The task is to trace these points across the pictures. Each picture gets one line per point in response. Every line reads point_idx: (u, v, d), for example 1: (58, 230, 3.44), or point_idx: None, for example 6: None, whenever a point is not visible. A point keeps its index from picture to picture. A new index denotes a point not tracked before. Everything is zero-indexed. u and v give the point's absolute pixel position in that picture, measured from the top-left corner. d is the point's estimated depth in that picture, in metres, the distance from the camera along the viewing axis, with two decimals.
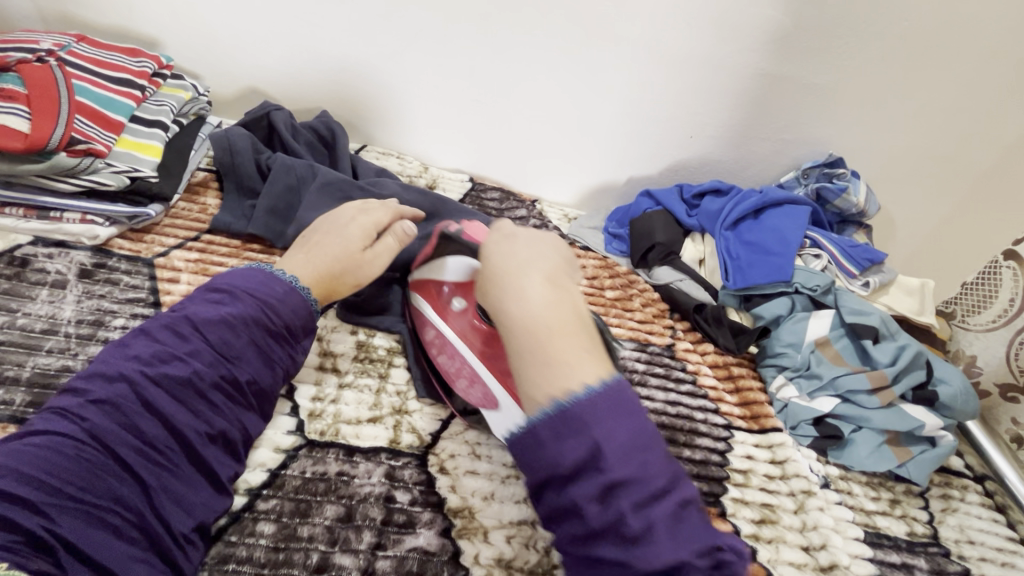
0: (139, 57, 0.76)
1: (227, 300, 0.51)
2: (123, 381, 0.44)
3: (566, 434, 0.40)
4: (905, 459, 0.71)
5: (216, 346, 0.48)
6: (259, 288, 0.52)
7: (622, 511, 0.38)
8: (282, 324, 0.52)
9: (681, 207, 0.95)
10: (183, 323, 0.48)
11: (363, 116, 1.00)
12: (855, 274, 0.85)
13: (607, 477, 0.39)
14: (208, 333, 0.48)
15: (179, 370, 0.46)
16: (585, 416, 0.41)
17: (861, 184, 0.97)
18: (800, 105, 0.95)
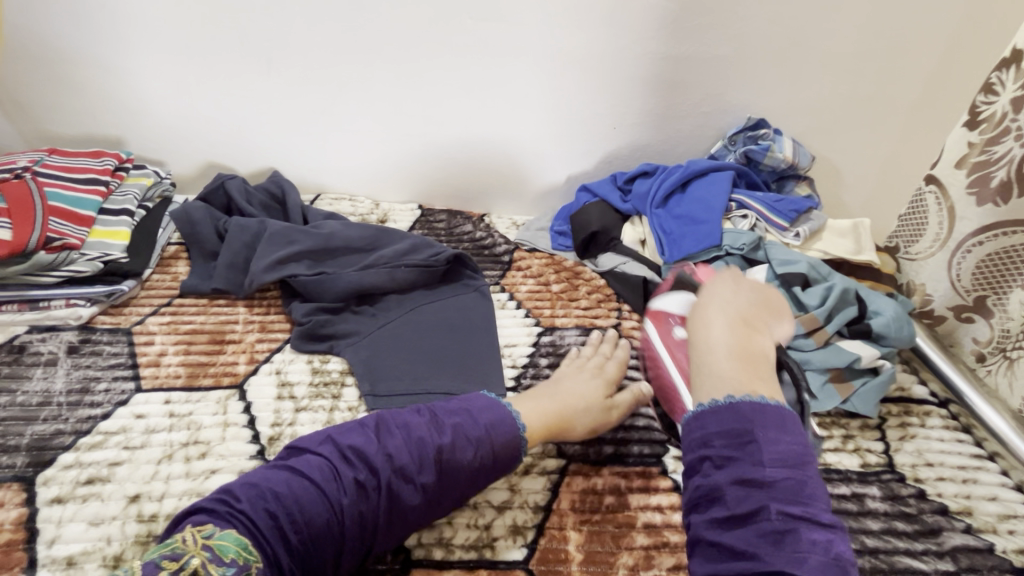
0: (101, 157, 0.87)
1: (472, 441, 0.55)
2: (372, 471, 0.51)
3: (729, 420, 0.49)
4: (849, 394, 0.72)
5: (439, 484, 0.53)
6: (492, 427, 0.57)
7: (766, 504, 0.44)
8: (496, 470, 0.57)
9: (615, 195, 0.99)
10: (430, 447, 0.53)
11: (428, 188, 1.13)
12: (786, 227, 0.87)
13: (762, 470, 0.45)
14: (443, 471, 0.53)
15: (404, 489, 0.52)
16: (756, 420, 0.48)
17: (785, 139, 1.00)
18: (710, 78, 0.99)
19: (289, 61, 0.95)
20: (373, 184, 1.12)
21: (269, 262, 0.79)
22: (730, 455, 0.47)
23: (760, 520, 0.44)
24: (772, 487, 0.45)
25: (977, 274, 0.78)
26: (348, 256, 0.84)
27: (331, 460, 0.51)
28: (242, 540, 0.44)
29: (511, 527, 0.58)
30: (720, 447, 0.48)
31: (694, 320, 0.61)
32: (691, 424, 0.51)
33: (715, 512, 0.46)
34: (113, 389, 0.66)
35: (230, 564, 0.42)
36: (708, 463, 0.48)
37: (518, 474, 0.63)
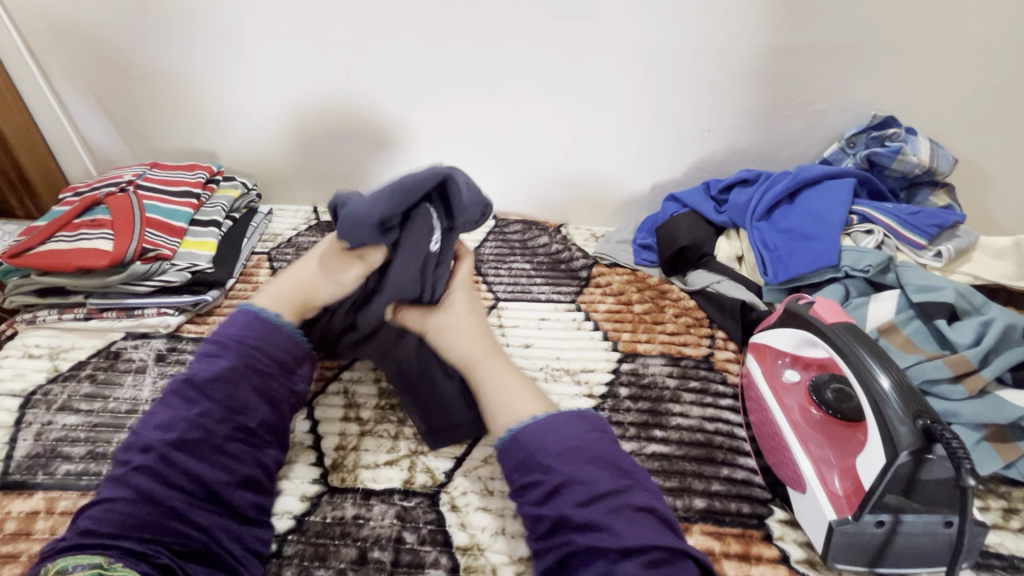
0: (195, 170, 0.90)
1: (219, 353, 0.54)
2: (183, 423, 0.50)
3: (571, 431, 0.50)
4: (1014, 458, 0.58)
5: (224, 401, 0.52)
6: (245, 341, 0.56)
7: (585, 508, 0.45)
8: (273, 362, 0.56)
9: (708, 205, 0.89)
10: (185, 385, 0.52)
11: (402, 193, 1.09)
12: (924, 244, 0.73)
13: (556, 477, 0.47)
14: (216, 390, 0.52)
15: (193, 431, 0.50)
16: (534, 444, 0.50)
17: (920, 140, 0.84)
18: (826, 72, 0.86)
19: (367, 71, 0.93)
20: None
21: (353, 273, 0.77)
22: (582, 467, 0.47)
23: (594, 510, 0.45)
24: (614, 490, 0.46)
25: None
26: None
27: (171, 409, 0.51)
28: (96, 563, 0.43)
29: None
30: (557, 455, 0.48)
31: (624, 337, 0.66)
32: (511, 447, 0.51)
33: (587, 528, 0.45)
34: None
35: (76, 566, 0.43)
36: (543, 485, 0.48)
37: None
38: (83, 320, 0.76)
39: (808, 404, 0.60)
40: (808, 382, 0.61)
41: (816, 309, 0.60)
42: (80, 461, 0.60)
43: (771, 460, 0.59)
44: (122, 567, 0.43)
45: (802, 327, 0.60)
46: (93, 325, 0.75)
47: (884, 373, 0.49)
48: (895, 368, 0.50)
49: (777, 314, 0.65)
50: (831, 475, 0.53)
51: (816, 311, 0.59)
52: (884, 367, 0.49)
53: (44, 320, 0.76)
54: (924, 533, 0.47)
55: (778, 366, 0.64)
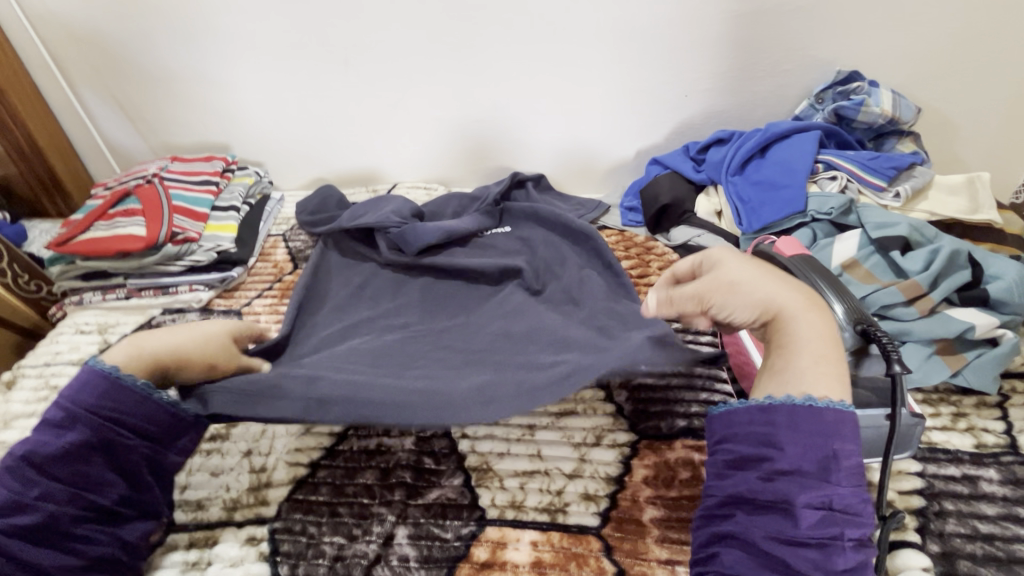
0: (212, 161, 0.98)
1: (64, 426, 0.48)
2: (26, 508, 0.46)
3: (811, 436, 0.41)
4: (960, 367, 0.65)
5: (70, 482, 0.48)
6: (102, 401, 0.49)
7: (839, 531, 0.39)
8: (137, 426, 0.50)
9: (687, 165, 0.96)
10: (25, 460, 0.47)
11: (440, 162, 1.14)
12: (884, 187, 0.79)
13: (830, 484, 0.40)
14: (55, 470, 0.47)
15: (28, 516, 0.46)
16: (839, 436, 0.41)
17: (882, 91, 0.90)
18: (793, 33, 0.91)
19: (363, 59, 1.00)
20: (443, 167, 1.15)
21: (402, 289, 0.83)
22: (798, 469, 0.40)
23: (831, 547, 0.38)
24: (841, 510, 0.39)
25: None
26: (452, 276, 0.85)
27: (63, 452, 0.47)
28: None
29: (582, 494, 0.59)
30: (783, 463, 0.40)
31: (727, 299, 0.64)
32: (755, 415, 0.43)
33: (772, 525, 0.40)
34: None
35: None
36: (766, 471, 0.41)
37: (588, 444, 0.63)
38: (125, 299, 0.84)
39: None
40: None
41: (777, 248, 0.67)
42: None
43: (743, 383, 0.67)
44: None
45: (768, 263, 0.66)
46: (134, 303, 0.84)
47: (839, 301, 0.55)
48: (850, 299, 0.55)
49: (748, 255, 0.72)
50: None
51: (777, 248, 0.66)
52: (839, 297, 0.55)
53: (91, 301, 0.84)
54: (870, 428, 0.54)
55: None
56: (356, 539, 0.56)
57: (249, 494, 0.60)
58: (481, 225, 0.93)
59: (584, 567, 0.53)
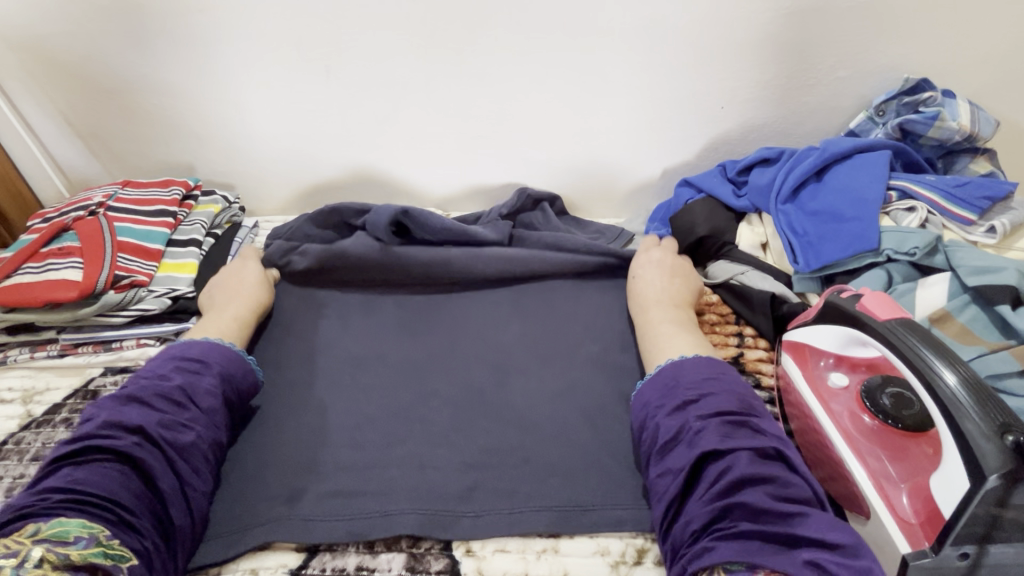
0: (170, 186, 0.84)
1: (200, 367, 0.58)
2: (180, 423, 0.52)
3: (660, 383, 0.56)
4: None
5: (209, 413, 0.55)
6: (216, 356, 0.60)
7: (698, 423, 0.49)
8: (239, 376, 0.61)
9: (726, 189, 0.82)
10: (172, 386, 0.55)
11: (437, 184, 1.00)
12: (974, 220, 0.66)
13: (688, 406, 0.51)
14: (201, 402, 0.55)
15: (180, 435, 0.52)
16: (682, 368, 0.56)
17: (958, 103, 0.76)
18: (852, 33, 0.78)
19: (348, 68, 0.86)
20: (441, 189, 1.01)
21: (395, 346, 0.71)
22: (665, 403, 0.53)
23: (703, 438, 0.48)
24: (705, 402, 0.51)
25: None
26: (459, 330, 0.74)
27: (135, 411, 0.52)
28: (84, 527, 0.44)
29: None
30: (657, 401, 0.54)
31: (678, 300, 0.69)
32: (636, 399, 0.57)
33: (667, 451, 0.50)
34: None
35: (76, 538, 0.43)
36: (657, 416, 0.52)
37: (628, 562, 0.50)
38: (58, 357, 0.70)
39: (860, 411, 0.53)
40: (859, 388, 0.54)
41: (862, 305, 0.53)
42: None
43: (824, 476, 0.54)
44: (118, 544, 0.44)
45: (850, 327, 0.53)
46: (69, 363, 0.70)
47: (950, 371, 0.43)
48: (966, 369, 0.43)
49: (818, 309, 0.58)
50: (897, 499, 0.47)
51: (866, 307, 0.52)
52: (948, 363, 0.44)
53: (16, 359, 0.70)
54: (1022, 565, 0.40)
55: (826, 369, 0.58)
56: None
57: None
58: (485, 254, 0.80)
59: None
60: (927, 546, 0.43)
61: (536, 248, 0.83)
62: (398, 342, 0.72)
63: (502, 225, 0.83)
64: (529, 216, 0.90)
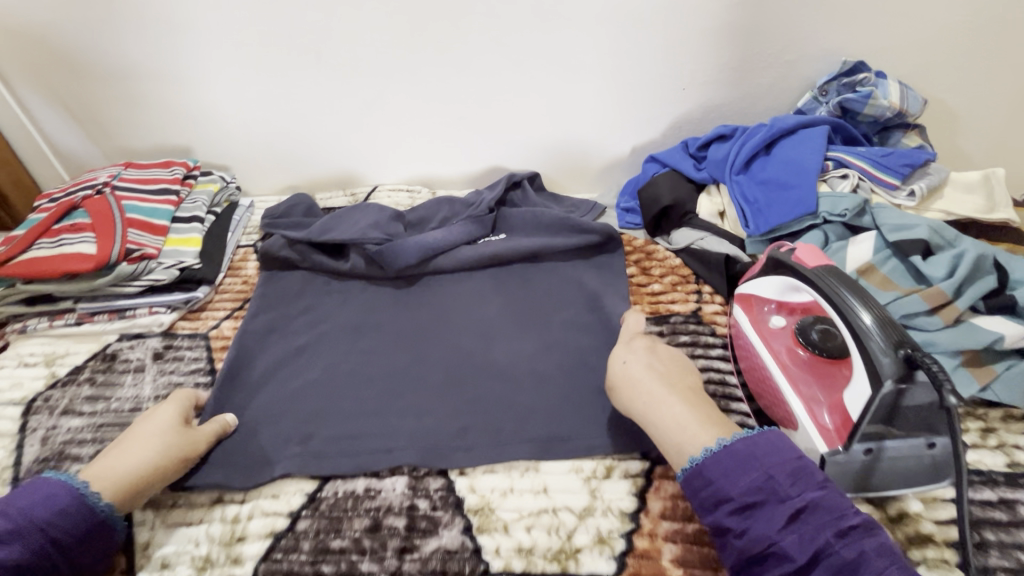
0: (171, 167, 0.89)
1: (46, 493, 0.48)
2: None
3: (736, 471, 0.46)
4: (989, 380, 0.60)
5: (28, 547, 0.46)
6: (38, 512, 0.47)
7: (823, 538, 0.41)
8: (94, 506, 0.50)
9: (687, 163, 0.90)
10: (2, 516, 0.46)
11: (423, 164, 1.07)
12: (897, 185, 0.75)
13: (788, 503, 0.43)
14: (19, 530, 0.46)
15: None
16: (757, 454, 0.46)
17: (890, 83, 0.86)
18: (798, 20, 0.86)
19: (337, 54, 0.92)
20: (426, 168, 1.07)
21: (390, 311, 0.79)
22: (754, 502, 0.44)
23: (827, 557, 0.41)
24: (813, 510, 0.43)
25: None
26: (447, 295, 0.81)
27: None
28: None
29: (595, 537, 0.52)
30: (739, 498, 0.45)
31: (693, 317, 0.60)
32: (694, 483, 0.47)
33: (779, 568, 0.42)
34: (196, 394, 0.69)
35: None
36: (735, 519, 0.44)
37: (599, 476, 0.57)
38: (76, 325, 0.76)
39: (795, 345, 0.62)
40: (794, 326, 0.63)
41: (797, 257, 0.61)
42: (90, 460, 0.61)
43: (764, 402, 0.63)
44: None
45: (788, 275, 0.61)
46: (86, 329, 0.76)
47: (865, 311, 0.51)
48: (876, 306, 0.52)
49: (762, 262, 0.67)
50: (820, 412, 0.55)
51: (798, 257, 0.61)
52: (864, 304, 0.52)
53: (35, 328, 0.75)
54: (909, 456, 0.50)
55: (768, 313, 0.66)
56: None
57: (220, 551, 0.53)
58: (470, 227, 0.87)
59: None
60: (839, 445, 0.52)
61: (516, 222, 0.91)
62: (392, 308, 0.80)
63: (486, 218, 0.89)
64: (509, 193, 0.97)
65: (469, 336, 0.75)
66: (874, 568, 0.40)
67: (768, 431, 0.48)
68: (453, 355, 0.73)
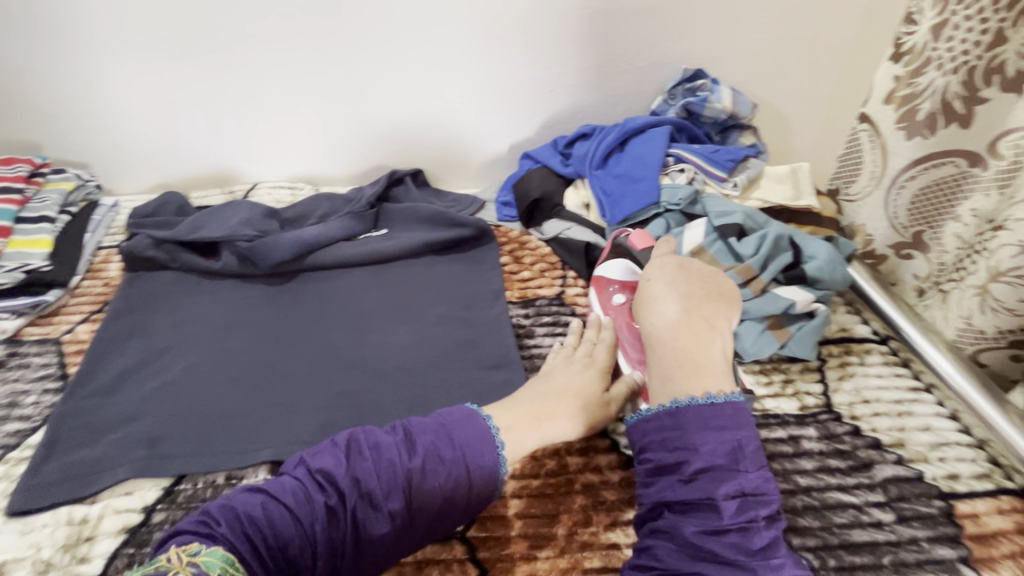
0: (14, 164, 0.83)
1: (453, 455, 0.53)
2: (374, 485, 0.50)
3: (714, 430, 0.51)
4: (786, 339, 0.73)
5: (406, 505, 0.50)
6: (472, 453, 0.54)
7: (754, 514, 0.48)
8: (475, 491, 0.53)
9: (555, 159, 0.97)
10: (399, 471, 0.51)
11: (307, 162, 1.07)
12: (724, 177, 0.86)
13: (741, 476, 0.49)
14: (415, 486, 0.51)
15: (371, 518, 0.49)
16: (733, 423, 0.52)
17: (723, 89, 0.98)
18: (644, 31, 0.96)
19: (207, 50, 0.91)
20: (311, 166, 1.07)
21: (263, 309, 0.79)
22: (713, 463, 0.50)
23: (752, 528, 0.47)
24: (752, 493, 0.49)
25: (912, 205, 0.78)
26: (321, 289, 0.83)
27: (303, 486, 0.50)
28: (228, 555, 0.44)
29: None
30: (706, 453, 0.50)
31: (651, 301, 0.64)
32: (664, 415, 0.54)
33: (705, 522, 0.48)
34: (42, 401, 0.66)
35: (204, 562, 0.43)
36: (687, 466, 0.50)
37: None
38: None
39: (631, 321, 0.71)
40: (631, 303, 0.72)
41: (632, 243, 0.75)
42: None
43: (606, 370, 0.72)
44: (233, 563, 0.44)
45: (629, 259, 0.74)
46: None
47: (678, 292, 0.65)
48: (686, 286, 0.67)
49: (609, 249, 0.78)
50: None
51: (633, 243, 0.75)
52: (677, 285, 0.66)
53: None
54: None
55: (611, 291, 0.75)
56: None
57: (62, 554, 0.53)
58: (349, 225, 0.89)
59: (447, 574, 0.52)
60: None
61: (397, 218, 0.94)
62: (267, 304, 0.80)
63: (366, 214, 0.91)
64: (390, 190, 1.00)
65: (344, 329, 0.77)
66: (777, 552, 0.47)
67: (743, 404, 0.54)
68: (326, 347, 0.75)
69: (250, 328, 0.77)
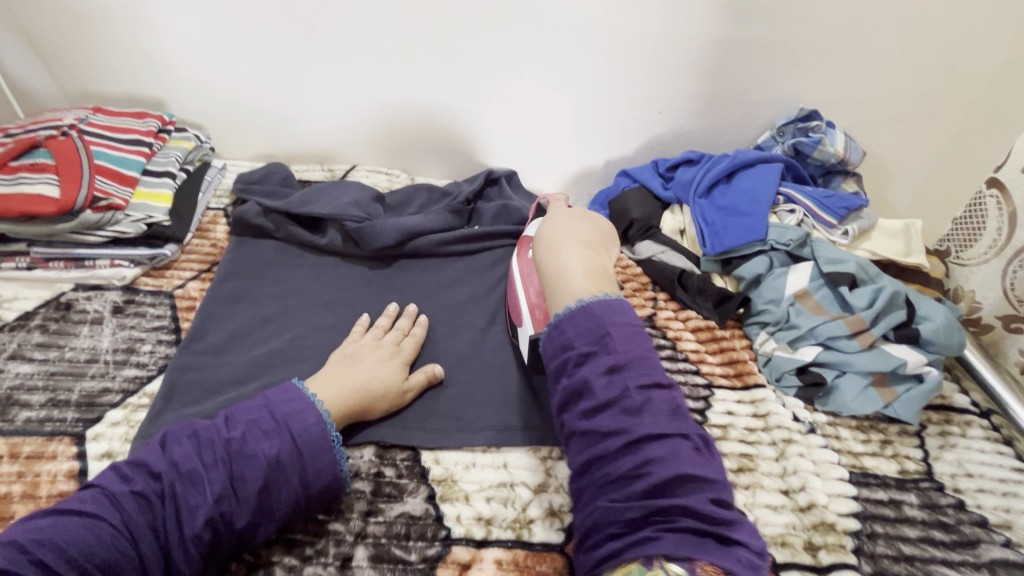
0: (145, 119, 0.87)
1: (274, 431, 0.54)
2: (217, 450, 0.52)
3: (586, 323, 0.55)
4: (891, 399, 0.71)
5: (234, 480, 0.51)
6: (294, 421, 0.55)
7: (632, 385, 0.50)
8: (315, 463, 0.54)
9: (656, 181, 0.97)
10: (217, 442, 0.52)
11: (404, 150, 1.08)
12: (833, 224, 0.85)
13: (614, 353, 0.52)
14: (237, 463, 0.51)
15: (251, 463, 0.52)
16: (605, 315, 0.55)
17: (837, 133, 0.96)
18: (764, 66, 0.95)
19: (334, 32, 0.93)
20: (408, 155, 1.09)
21: (362, 290, 0.81)
22: (589, 351, 0.53)
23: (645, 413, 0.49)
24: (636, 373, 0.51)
25: None
26: (418, 278, 0.84)
27: (201, 438, 0.53)
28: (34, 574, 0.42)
29: (547, 510, 0.57)
30: (582, 346, 0.53)
31: (546, 251, 0.67)
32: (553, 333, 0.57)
33: (588, 405, 0.51)
34: (157, 352, 0.68)
35: None
36: (571, 362, 0.53)
37: (554, 457, 0.62)
38: (27, 269, 0.73)
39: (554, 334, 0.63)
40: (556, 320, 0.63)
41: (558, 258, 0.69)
42: (39, 408, 0.60)
43: None
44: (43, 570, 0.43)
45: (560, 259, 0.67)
46: (40, 276, 0.73)
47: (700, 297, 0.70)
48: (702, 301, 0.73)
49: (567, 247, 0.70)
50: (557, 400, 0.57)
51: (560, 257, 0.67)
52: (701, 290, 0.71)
53: None
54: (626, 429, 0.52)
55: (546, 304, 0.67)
56: (310, 560, 0.52)
57: None
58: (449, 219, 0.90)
59: None
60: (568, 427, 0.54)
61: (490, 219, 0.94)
62: (365, 286, 0.81)
63: (463, 210, 0.92)
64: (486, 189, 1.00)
65: (439, 321, 0.78)
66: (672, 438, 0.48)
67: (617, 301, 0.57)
68: None
69: (349, 307, 0.78)
